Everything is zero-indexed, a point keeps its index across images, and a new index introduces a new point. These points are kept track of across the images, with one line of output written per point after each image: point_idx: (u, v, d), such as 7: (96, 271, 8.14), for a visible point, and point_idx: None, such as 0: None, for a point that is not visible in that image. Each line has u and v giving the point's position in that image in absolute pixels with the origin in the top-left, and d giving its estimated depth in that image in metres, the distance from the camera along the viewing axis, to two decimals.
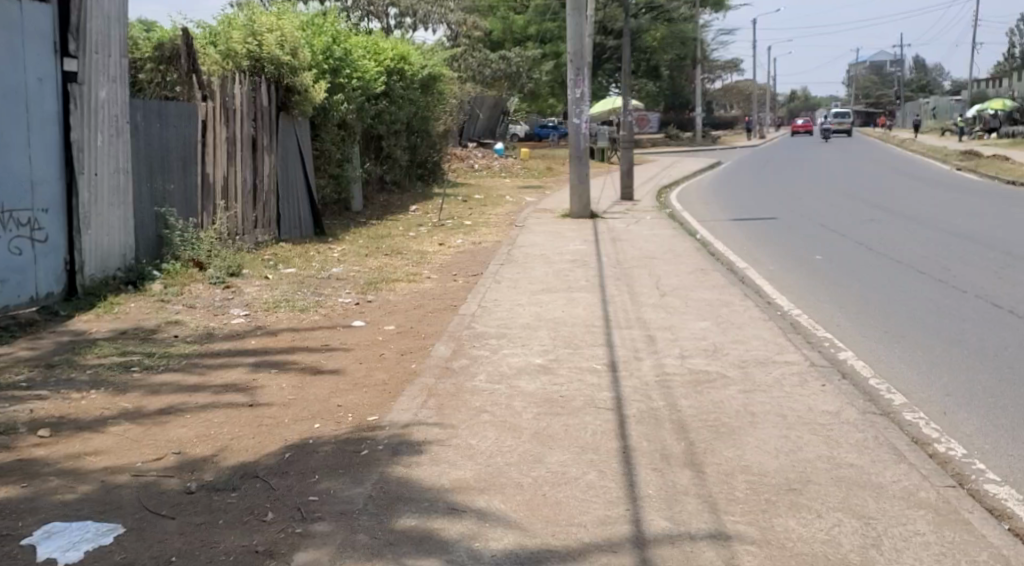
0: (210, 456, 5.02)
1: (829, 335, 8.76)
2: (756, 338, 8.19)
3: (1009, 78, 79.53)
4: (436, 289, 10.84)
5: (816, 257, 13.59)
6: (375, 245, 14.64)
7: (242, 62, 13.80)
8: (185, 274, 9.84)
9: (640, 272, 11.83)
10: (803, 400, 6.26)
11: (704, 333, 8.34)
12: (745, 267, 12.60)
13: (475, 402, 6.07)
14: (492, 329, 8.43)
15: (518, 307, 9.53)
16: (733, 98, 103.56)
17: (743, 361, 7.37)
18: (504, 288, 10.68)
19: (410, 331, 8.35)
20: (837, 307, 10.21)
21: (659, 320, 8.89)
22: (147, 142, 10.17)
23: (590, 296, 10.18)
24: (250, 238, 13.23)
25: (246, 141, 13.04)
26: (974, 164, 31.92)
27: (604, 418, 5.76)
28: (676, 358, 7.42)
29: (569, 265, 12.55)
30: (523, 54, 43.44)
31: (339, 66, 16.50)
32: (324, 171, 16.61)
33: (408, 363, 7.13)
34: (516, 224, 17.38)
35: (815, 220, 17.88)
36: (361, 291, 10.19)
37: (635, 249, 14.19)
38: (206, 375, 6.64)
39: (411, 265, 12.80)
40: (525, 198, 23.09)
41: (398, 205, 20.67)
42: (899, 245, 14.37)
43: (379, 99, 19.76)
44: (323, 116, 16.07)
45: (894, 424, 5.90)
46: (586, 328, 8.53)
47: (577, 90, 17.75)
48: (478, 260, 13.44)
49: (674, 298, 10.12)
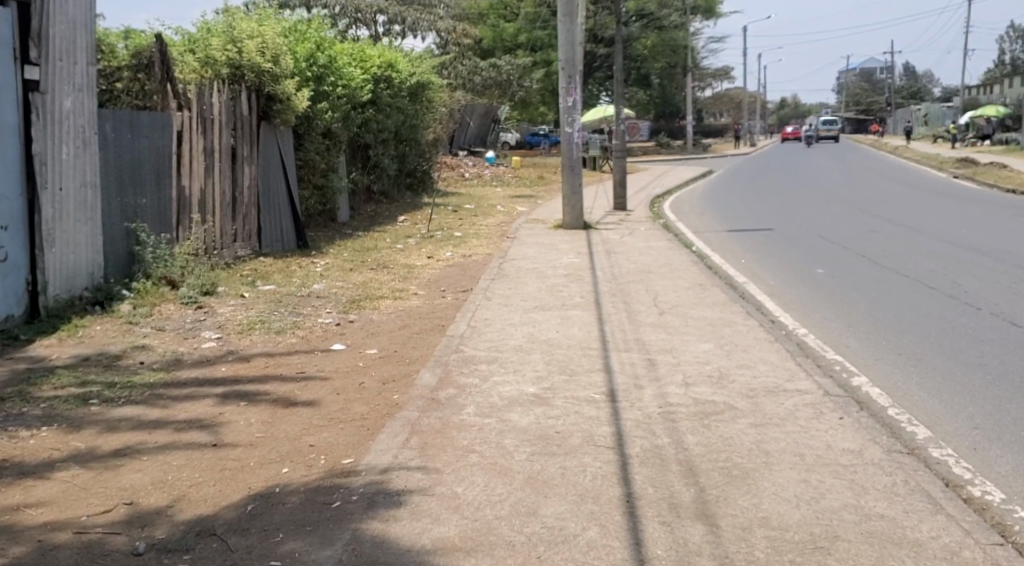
0: (163, 508, 4.48)
1: (840, 358, 8.27)
2: (763, 361, 7.67)
3: (1000, 85, 79.48)
4: (423, 307, 10.31)
5: (818, 271, 13.12)
6: (361, 258, 14.14)
7: (222, 70, 13.27)
8: (157, 294, 9.28)
9: (637, 288, 11.30)
10: (821, 437, 5.75)
11: (707, 356, 7.82)
12: (745, 283, 12.11)
13: (463, 439, 5.54)
14: (483, 352, 7.90)
15: (511, 327, 9.00)
16: (723, 105, 103.39)
17: (751, 389, 6.85)
18: (495, 305, 10.17)
19: (394, 356, 7.83)
20: (845, 325, 9.73)
21: (659, 341, 8.36)
22: (118, 155, 9.62)
23: (586, 314, 9.65)
24: (228, 252, 12.71)
25: (225, 153, 12.51)
26: (970, 171, 31.55)
27: (604, 458, 5.24)
28: (680, 386, 6.90)
29: (563, 280, 12.01)
30: (514, 63, 43.03)
31: (323, 74, 15.97)
32: (308, 182, 16.06)
33: (391, 394, 6.60)
34: (507, 236, 16.88)
35: (814, 231, 17.41)
36: (343, 310, 9.64)
37: (631, 262, 13.67)
38: (170, 409, 6.08)
39: (398, 280, 12.27)
40: (516, 208, 22.57)
41: (387, 215, 20.14)
42: (904, 257, 13.90)
43: (366, 107, 19.23)
44: (307, 125, 15.53)
45: (922, 464, 5.41)
46: (582, 351, 8.00)
47: (568, 100, 17.26)
48: (468, 274, 12.91)
49: (673, 316, 9.59)
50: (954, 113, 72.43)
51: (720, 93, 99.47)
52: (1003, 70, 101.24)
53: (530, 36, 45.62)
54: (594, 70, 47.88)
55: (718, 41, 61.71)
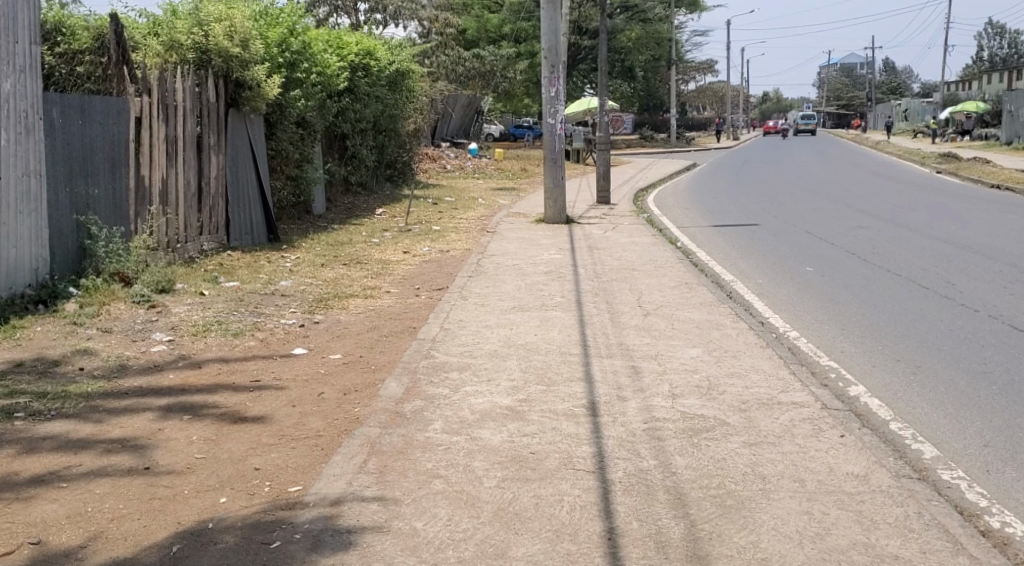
0: (74, 550, 4.09)
1: (835, 365, 7.73)
2: (755, 368, 7.14)
3: (981, 81, 79.36)
4: (395, 306, 9.76)
5: (807, 269, 12.58)
6: (333, 253, 13.57)
7: (187, 54, 12.67)
8: (107, 291, 8.69)
9: (620, 287, 10.77)
10: (822, 459, 5.22)
11: (695, 363, 7.27)
12: (732, 281, 11.60)
13: (426, 460, 5.01)
14: (455, 359, 7.34)
15: (486, 330, 8.44)
16: (707, 99, 103.00)
17: (744, 400, 6.29)
18: (471, 305, 9.62)
19: (358, 362, 7.26)
20: (837, 327, 9.19)
21: (645, 346, 7.81)
22: (66, 142, 9.03)
23: (566, 316, 9.09)
24: (193, 246, 12.12)
25: (190, 141, 11.90)
26: (955, 167, 31.18)
27: (582, 485, 4.71)
28: (666, 397, 6.35)
29: (544, 278, 11.47)
30: (497, 54, 42.37)
31: (297, 60, 15.32)
32: (280, 172, 15.45)
33: (350, 406, 6.05)
34: (488, 230, 16.33)
35: (801, 227, 16.88)
36: (308, 309, 9.06)
37: (614, 259, 13.15)
38: (104, 426, 5.57)
39: (370, 276, 11.68)
40: (498, 201, 22.00)
41: (364, 207, 19.55)
42: (895, 255, 13.40)
43: (342, 96, 18.62)
44: (279, 113, 14.95)
45: (932, 490, 4.90)
46: (561, 357, 7.45)
47: (551, 89, 16.68)
48: (445, 271, 12.33)
49: (658, 318, 9.05)
50: (935, 107, 72.21)
51: (704, 86, 99.04)
52: (985, 66, 101.31)
53: (514, 27, 44.94)
54: (578, 62, 47.26)
55: (702, 34, 61.16)
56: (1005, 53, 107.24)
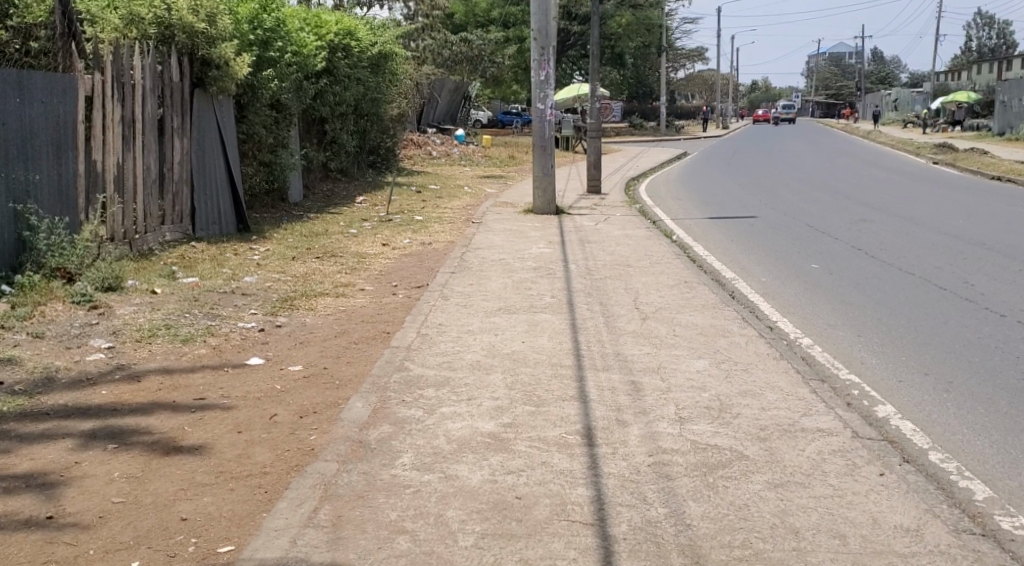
0: None
1: (858, 381, 6.86)
2: (771, 384, 6.29)
3: (971, 71, 78.56)
4: (369, 306, 8.88)
5: (813, 266, 11.74)
6: (306, 245, 12.69)
7: (149, 29, 11.73)
8: (45, 288, 7.81)
9: (614, 285, 9.93)
10: (865, 508, 4.41)
11: (704, 378, 6.40)
12: (733, 279, 10.75)
13: (391, 508, 4.20)
14: (432, 372, 6.46)
15: (468, 336, 7.57)
16: (696, 87, 101.93)
17: (762, 427, 5.43)
18: (452, 306, 8.76)
19: (321, 375, 6.38)
20: (853, 334, 8.34)
21: (644, 357, 6.97)
22: (2, 122, 8.17)
23: (556, 320, 8.22)
24: (153, 237, 11.27)
25: (151, 122, 11.04)
26: (952, 157, 30.35)
27: (580, 545, 3.95)
28: (672, 421, 5.51)
29: (533, 275, 10.60)
30: (485, 38, 41.41)
31: (269, 38, 14.40)
32: (252, 157, 14.55)
33: (305, 433, 5.20)
34: (473, 220, 15.45)
35: (802, 220, 16.08)
36: (271, 311, 8.18)
37: (607, 253, 12.31)
38: (10, 458, 4.75)
39: (343, 272, 10.81)
40: (485, 189, 21.12)
41: (344, 195, 18.64)
42: (905, 252, 12.58)
43: (320, 77, 17.71)
44: (250, 94, 14.07)
45: (999, 548, 4.11)
46: (551, 371, 6.58)
47: (540, 73, 15.77)
48: (426, 266, 11.44)
49: (657, 322, 8.19)
50: (925, 98, 71.51)
51: (691, 74, 98.12)
52: (975, 56, 100.65)
53: (503, 12, 43.90)
54: (567, 48, 46.35)
55: (691, 21, 60.27)
56: (994, 44, 106.49)
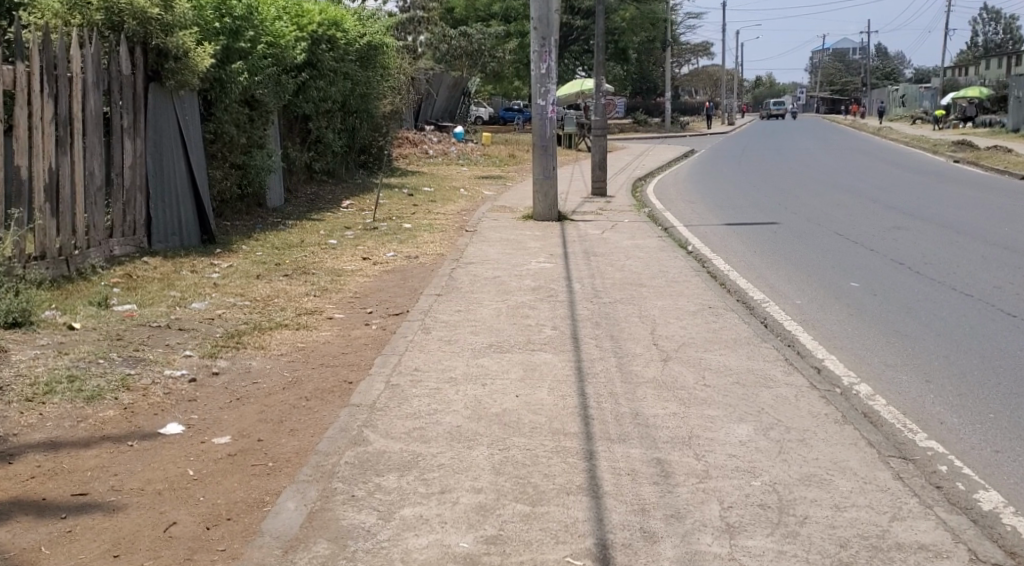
0: None
1: (943, 451, 5.33)
2: (839, 465, 4.80)
3: (979, 67, 76.96)
4: (335, 342, 7.40)
5: (852, 285, 10.19)
6: (275, 260, 11.19)
7: (95, 15, 10.17)
8: None
9: (627, 313, 8.44)
10: None
11: (750, 455, 4.92)
12: (764, 303, 9.21)
13: None
14: (397, 446, 4.98)
15: (448, 388, 6.05)
16: (699, 84, 100.46)
17: (842, 541, 4.06)
18: (434, 341, 7.29)
19: (251, 453, 4.89)
20: (919, 377, 6.81)
21: (670, 418, 5.49)
22: None
23: (558, 362, 6.71)
24: (97, 252, 9.78)
25: (94, 120, 9.57)
26: (975, 156, 28.67)
27: None
28: (717, 530, 4.10)
29: (532, 297, 9.12)
30: (485, 31, 39.90)
31: (240, 27, 12.89)
32: (222, 159, 13.06)
33: (206, 560, 3.86)
34: (467, 228, 13.96)
35: (828, 227, 14.56)
36: (210, 352, 6.71)
37: (615, 269, 10.83)
38: None
39: (312, 295, 9.33)
40: (482, 192, 19.56)
41: (329, 198, 17.15)
42: (955, 267, 11.02)
43: (301, 72, 16.23)
44: (218, 89, 12.58)
45: None
46: (552, 442, 5.06)
47: (542, 65, 14.22)
48: (408, 285, 9.96)
49: (681, 365, 6.70)
50: (932, 94, 70.08)
51: (697, 70, 96.60)
52: (979, 52, 99.33)
53: (504, 6, 42.34)
54: (569, 44, 44.90)
55: (695, 15, 58.87)
56: (1000, 39, 104.74)
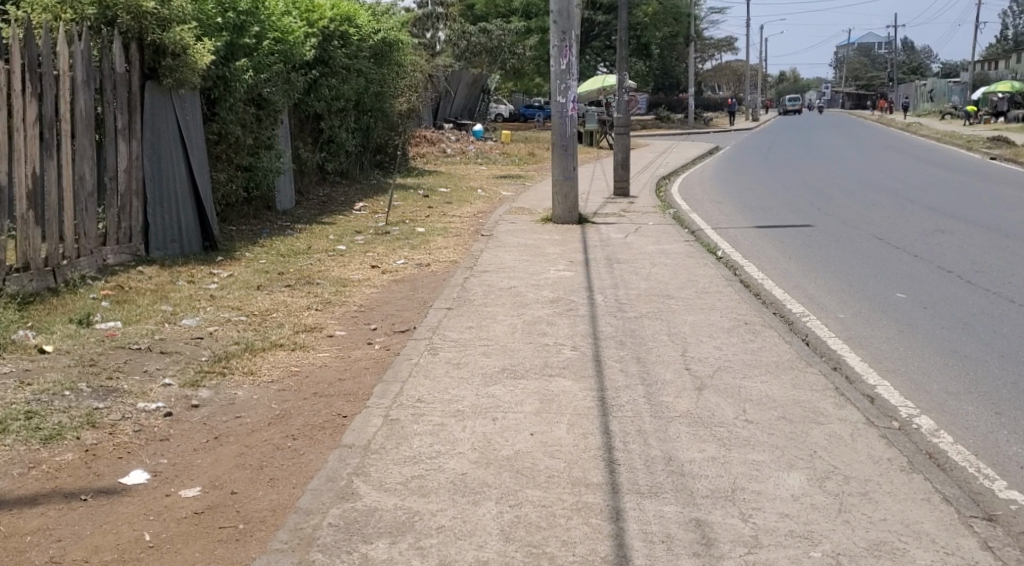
0: None
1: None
2: (910, 531, 4.08)
3: (1009, 60, 75.37)
4: (332, 365, 6.71)
5: (899, 297, 9.38)
6: (278, 268, 10.49)
7: (86, 9, 9.52)
8: None
9: (655, 330, 7.71)
10: None
11: (803, 513, 4.21)
12: (808, 319, 8.40)
13: None
14: (393, 500, 4.29)
15: (454, 424, 5.34)
16: (722, 78, 99.26)
17: None
18: (440, 364, 6.58)
19: (221, 512, 4.25)
20: (988, 408, 6.02)
21: (709, 463, 4.76)
22: None
23: (578, 392, 6.00)
24: (88, 263, 9.10)
25: (85, 121, 8.90)
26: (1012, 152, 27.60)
27: None
28: None
29: (551, 311, 8.41)
30: (506, 27, 39.20)
31: (245, 22, 12.22)
32: (228, 162, 12.39)
33: None
34: (483, 232, 13.25)
35: (867, 231, 13.71)
36: (192, 380, 6.03)
37: (641, 278, 10.10)
38: None
39: (315, 308, 8.62)
40: (500, 193, 18.82)
41: (341, 200, 16.47)
42: (1011, 276, 10.18)
43: (312, 69, 15.56)
44: (222, 88, 11.90)
45: None
46: (572, 496, 4.36)
47: (563, 62, 13.46)
48: (417, 297, 9.27)
49: (719, 395, 5.95)
50: (961, 87, 68.72)
51: (721, 65, 95.49)
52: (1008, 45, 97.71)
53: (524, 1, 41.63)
54: (591, 39, 44.15)
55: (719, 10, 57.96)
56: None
